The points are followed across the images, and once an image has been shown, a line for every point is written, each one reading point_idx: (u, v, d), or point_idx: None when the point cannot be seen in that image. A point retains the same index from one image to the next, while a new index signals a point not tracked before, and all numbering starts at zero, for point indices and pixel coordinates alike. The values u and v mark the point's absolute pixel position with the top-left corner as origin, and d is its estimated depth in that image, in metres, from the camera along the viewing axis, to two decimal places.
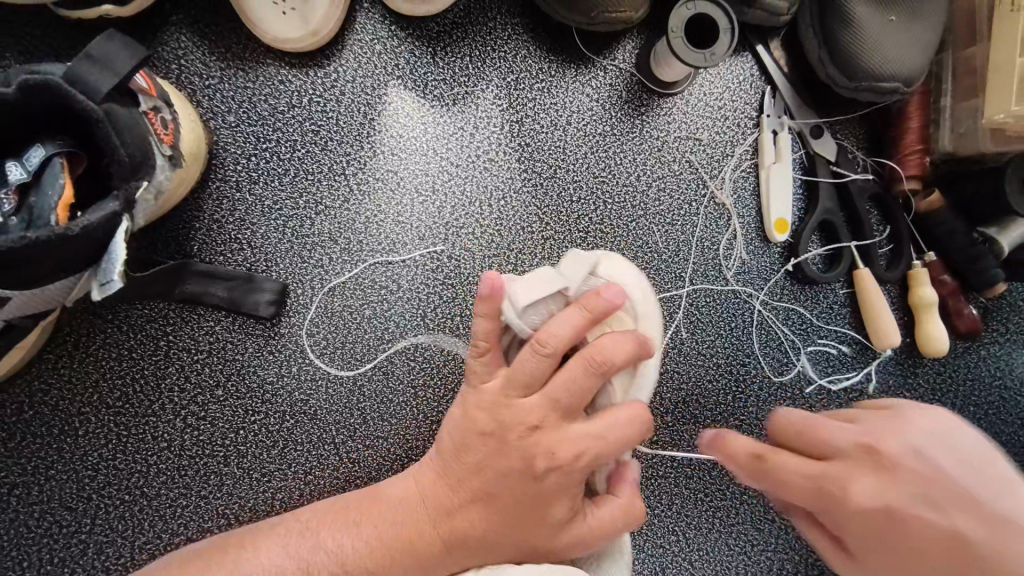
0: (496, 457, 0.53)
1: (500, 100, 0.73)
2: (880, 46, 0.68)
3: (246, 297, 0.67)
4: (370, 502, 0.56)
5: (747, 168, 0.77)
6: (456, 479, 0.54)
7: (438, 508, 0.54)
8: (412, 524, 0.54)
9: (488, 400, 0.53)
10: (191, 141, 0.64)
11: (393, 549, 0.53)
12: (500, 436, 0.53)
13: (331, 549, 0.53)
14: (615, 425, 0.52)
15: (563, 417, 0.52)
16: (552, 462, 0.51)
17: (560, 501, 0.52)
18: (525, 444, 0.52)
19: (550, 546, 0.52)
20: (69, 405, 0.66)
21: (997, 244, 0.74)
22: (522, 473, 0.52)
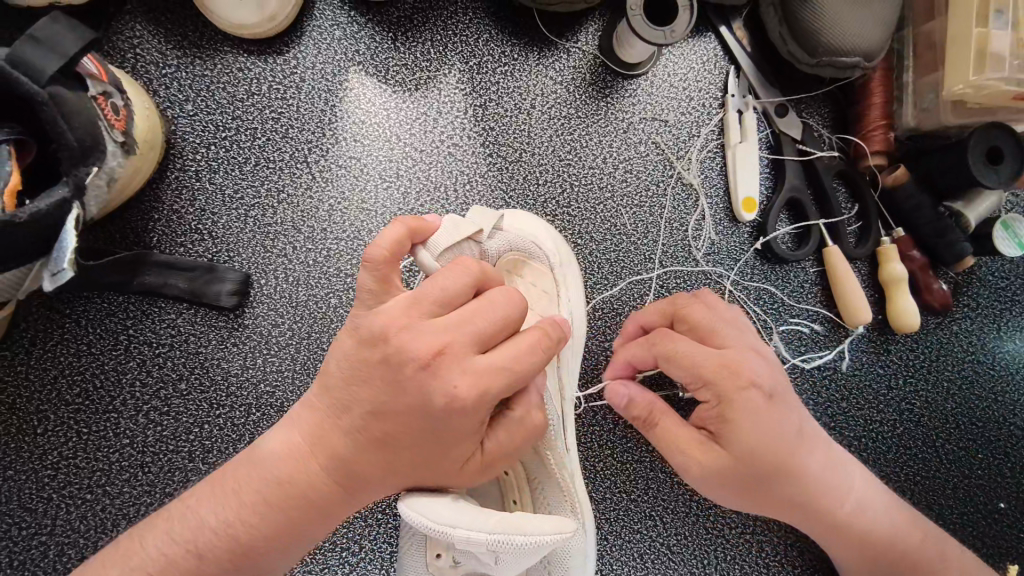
0: (388, 398, 0.47)
1: (462, 84, 0.73)
2: (839, 21, 0.69)
3: (208, 288, 0.66)
4: (248, 465, 0.52)
5: (714, 148, 0.77)
6: (342, 428, 0.49)
7: (329, 459, 0.49)
8: (302, 477, 0.50)
9: (379, 323, 0.47)
10: (145, 128, 0.63)
11: (287, 507, 0.50)
12: (389, 372, 0.47)
13: (217, 524, 0.50)
14: (520, 356, 0.46)
15: (470, 346, 0.46)
16: (449, 400, 0.45)
17: (464, 440, 0.47)
18: (416, 379, 0.46)
19: (454, 474, 0.49)
20: (27, 403, 0.64)
21: (964, 217, 0.75)
22: (416, 414, 0.46)
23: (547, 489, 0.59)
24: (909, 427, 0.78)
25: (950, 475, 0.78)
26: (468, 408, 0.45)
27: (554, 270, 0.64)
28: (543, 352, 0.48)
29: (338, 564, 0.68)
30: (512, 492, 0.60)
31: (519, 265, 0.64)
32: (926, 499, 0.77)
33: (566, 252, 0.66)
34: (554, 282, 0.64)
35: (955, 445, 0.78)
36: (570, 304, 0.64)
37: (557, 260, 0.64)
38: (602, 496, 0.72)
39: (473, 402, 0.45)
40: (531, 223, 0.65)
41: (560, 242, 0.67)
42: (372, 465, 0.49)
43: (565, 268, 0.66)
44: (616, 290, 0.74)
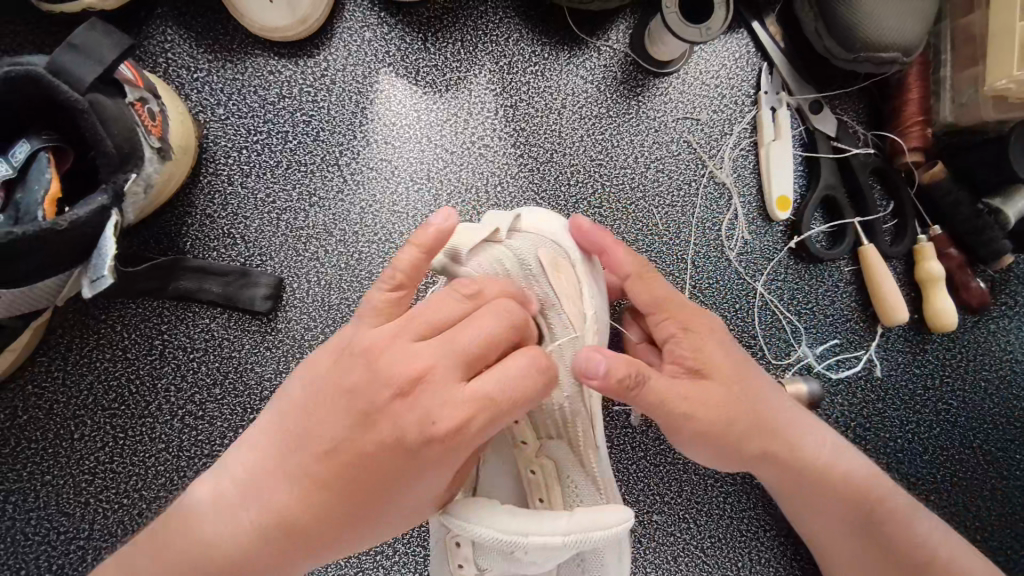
0: (364, 426, 0.45)
1: (493, 84, 0.72)
2: (879, 16, 0.67)
3: (241, 292, 0.66)
4: (212, 485, 0.50)
5: (746, 146, 0.76)
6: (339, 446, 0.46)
7: (291, 482, 0.47)
8: (263, 504, 0.48)
9: (369, 342, 0.46)
10: (179, 133, 0.62)
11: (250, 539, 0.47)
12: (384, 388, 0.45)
13: (182, 547, 0.49)
14: (513, 380, 0.44)
15: (460, 372, 0.45)
16: (430, 431, 0.44)
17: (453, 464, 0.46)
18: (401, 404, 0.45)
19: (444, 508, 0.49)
20: (64, 408, 0.65)
21: (1003, 214, 0.73)
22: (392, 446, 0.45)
23: (576, 478, 0.57)
24: (945, 428, 0.77)
25: (988, 477, 0.77)
26: (461, 441, 0.44)
27: (579, 269, 0.59)
28: (544, 367, 0.46)
29: (373, 568, 0.68)
30: (538, 492, 0.57)
31: (552, 263, 0.58)
32: (964, 500, 0.76)
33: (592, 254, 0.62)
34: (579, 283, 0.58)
35: (992, 446, 0.77)
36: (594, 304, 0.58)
37: (580, 259, 0.59)
38: (636, 499, 0.72)
39: (455, 434, 0.44)
40: (552, 224, 0.60)
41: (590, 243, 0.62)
42: (339, 497, 0.46)
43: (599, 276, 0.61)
44: None
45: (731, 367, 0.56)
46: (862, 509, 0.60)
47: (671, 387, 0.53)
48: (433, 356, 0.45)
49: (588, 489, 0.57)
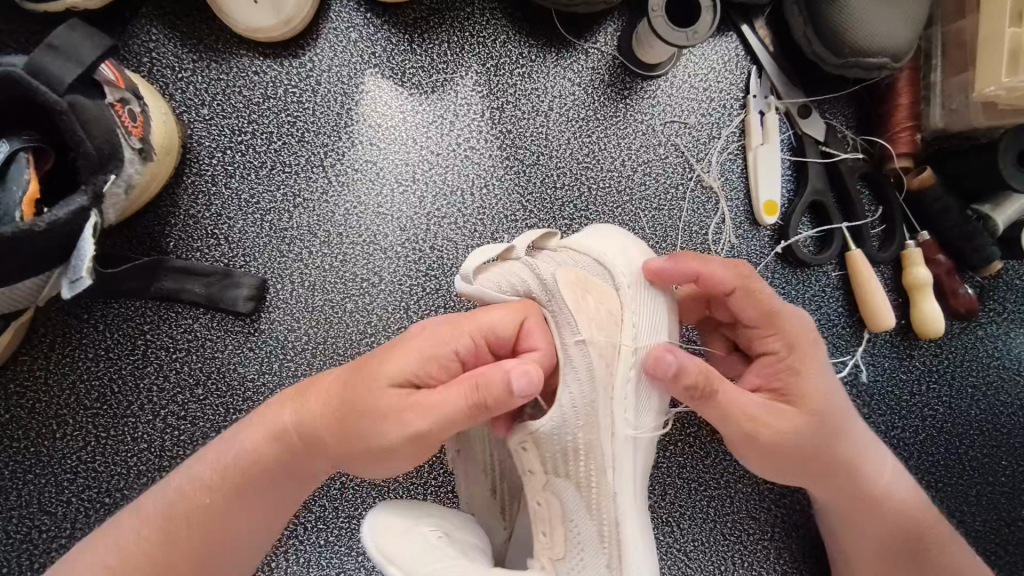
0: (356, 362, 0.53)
1: (480, 86, 0.72)
2: (867, 22, 0.67)
3: (224, 293, 0.66)
4: (217, 447, 0.55)
5: (734, 150, 0.75)
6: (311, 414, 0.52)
7: (282, 420, 0.53)
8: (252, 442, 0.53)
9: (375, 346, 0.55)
10: (161, 133, 0.62)
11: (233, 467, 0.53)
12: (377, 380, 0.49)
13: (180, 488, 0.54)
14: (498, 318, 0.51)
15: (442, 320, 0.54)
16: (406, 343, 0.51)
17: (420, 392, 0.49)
18: (390, 397, 0.48)
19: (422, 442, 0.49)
20: (47, 408, 0.65)
21: (992, 220, 0.73)
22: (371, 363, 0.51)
23: (584, 531, 0.54)
24: (931, 434, 0.77)
25: (973, 483, 0.77)
26: (432, 352, 0.50)
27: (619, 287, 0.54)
28: (508, 312, 0.52)
29: (354, 569, 0.68)
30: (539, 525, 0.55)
31: (585, 282, 0.54)
32: (947, 506, 0.76)
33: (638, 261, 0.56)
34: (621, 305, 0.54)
35: (978, 452, 0.77)
36: (636, 324, 0.53)
37: (625, 281, 0.54)
38: None
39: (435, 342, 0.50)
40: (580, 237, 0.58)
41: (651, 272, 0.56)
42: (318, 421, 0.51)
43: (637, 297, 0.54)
44: None
45: (818, 402, 0.56)
46: (905, 534, 0.63)
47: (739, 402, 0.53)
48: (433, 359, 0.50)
49: (594, 549, 0.54)
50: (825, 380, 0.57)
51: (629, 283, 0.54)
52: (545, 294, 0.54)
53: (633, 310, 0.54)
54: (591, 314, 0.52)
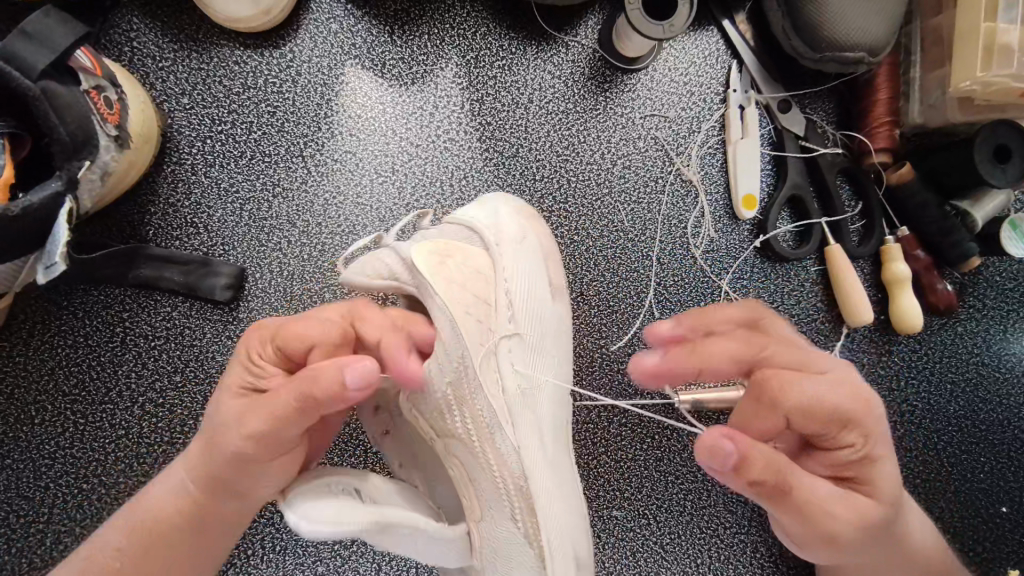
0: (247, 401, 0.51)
1: (460, 78, 0.72)
2: (843, 16, 0.67)
3: (202, 281, 0.66)
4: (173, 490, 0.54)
5: (714, 143, 0.76)
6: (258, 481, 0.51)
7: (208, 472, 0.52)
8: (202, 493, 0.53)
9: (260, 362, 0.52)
10: (140, 122, 0.62)
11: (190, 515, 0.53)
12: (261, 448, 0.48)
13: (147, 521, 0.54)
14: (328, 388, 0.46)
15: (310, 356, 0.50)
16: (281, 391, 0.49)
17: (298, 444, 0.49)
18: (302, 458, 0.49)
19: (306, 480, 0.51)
20: (26, 393, 0.65)
21: (970, 216, 0.73)
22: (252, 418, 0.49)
23: (495, 506, 0.54)
24: (910, 430, 0.77)
25: (952, 479, 0.77)
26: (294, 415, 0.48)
27: (488, 250, 0.58)
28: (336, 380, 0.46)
29: (330, 558, 0.68)
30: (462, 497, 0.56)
31: (451, 249, 0.57)
32: (926, 502, 0.76)
33: (512, 228, 0.60)
34: (492, 265, 0.58)
35: (957, 448, 0.77)
36: (507, 282, 0.57)
37: (493, 240, 0.58)
38: (596, 494, 0.72)
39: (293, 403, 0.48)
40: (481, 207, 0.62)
41: (524, 231, 0.61)
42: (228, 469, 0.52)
43: (510, 255, 0.58)
44: (613, 287, 0.73)
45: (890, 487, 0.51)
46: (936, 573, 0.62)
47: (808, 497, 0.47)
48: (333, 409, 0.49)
49: (506, 523, 0.54)
50: (896, 464, 0.51)
51: (500, 240, 0.59)
52: (407, 277, 0.57)
53: (503, 267, 0.57)
54: (458, 277, 0.56)
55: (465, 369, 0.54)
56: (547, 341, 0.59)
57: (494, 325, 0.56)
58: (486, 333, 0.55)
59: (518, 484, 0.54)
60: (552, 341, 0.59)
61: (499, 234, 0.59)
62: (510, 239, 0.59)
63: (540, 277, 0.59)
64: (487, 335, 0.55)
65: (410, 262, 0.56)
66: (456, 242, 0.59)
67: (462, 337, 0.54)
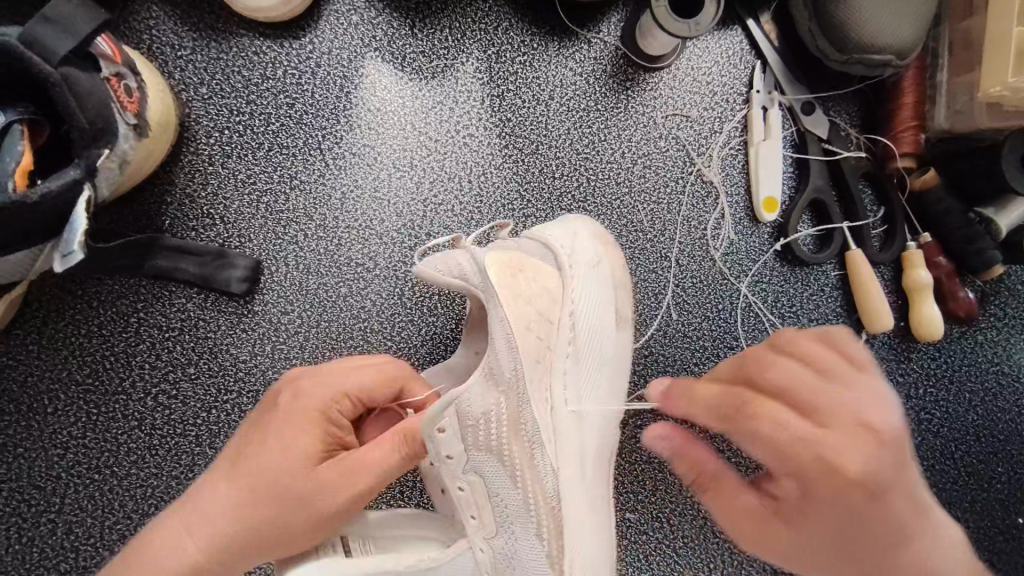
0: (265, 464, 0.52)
1: (480, 74, 0.71)
2: (872, 18, 0.66)
3: (218, 273, 0.66)
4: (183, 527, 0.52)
5: (736, 145, 0.75)
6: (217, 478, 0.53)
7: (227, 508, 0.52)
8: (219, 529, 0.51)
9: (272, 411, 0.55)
10: (159, 111, 0.62)
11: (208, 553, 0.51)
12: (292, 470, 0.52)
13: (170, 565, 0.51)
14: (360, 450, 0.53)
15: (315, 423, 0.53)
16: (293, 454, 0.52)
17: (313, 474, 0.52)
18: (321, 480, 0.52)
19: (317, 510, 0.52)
20: (38, 382, 0.65)
21: (995, 223, 0.71)
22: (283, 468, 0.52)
23: (520, 528, 0.57)
24: (927, 438, 0.76)
25: (970, 489, 0.76)
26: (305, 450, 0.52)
27: (562, 270, 0.59)
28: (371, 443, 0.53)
29: None
30: (467, 508, 0.57)
31: (521, 264, 0.58)
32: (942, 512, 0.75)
33: (585, 251, 0.60)
34: (561, 285, 0.58)
35: (974, 458, 0.76)
36: (573, 307, 0.58)
37: (567, 261, 0.59)
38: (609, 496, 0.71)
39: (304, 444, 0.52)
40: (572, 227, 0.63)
41: (599, 257, 0.61)
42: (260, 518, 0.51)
43: (577, 278, 0.59)
44: (631, 288, 0.73)
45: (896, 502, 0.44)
46: None
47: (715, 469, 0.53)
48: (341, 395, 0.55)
49: None
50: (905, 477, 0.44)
51: (572, 262, 0.59)
52: (479, 282, 0.57)
53: (573, 289, 0.58)
54: (524, 292, 0.56)
55: (519, 382, 0.56)
56: (601, 373, 0.59)
57: (554, 344, 0.57)
58: (542, 349, 0.56)
59: (553, 507, 0.56)
60: (607, 369, 0.60)
61: (574, 254, 0.60)
62: (584, 263, 0.59)
63: (607, 307, 0.60)
64: (544, 352, 0.56)
65: (486, 267, 0.56)
66: (529, 255, 0.59)
67: (520, 353, 0.55)
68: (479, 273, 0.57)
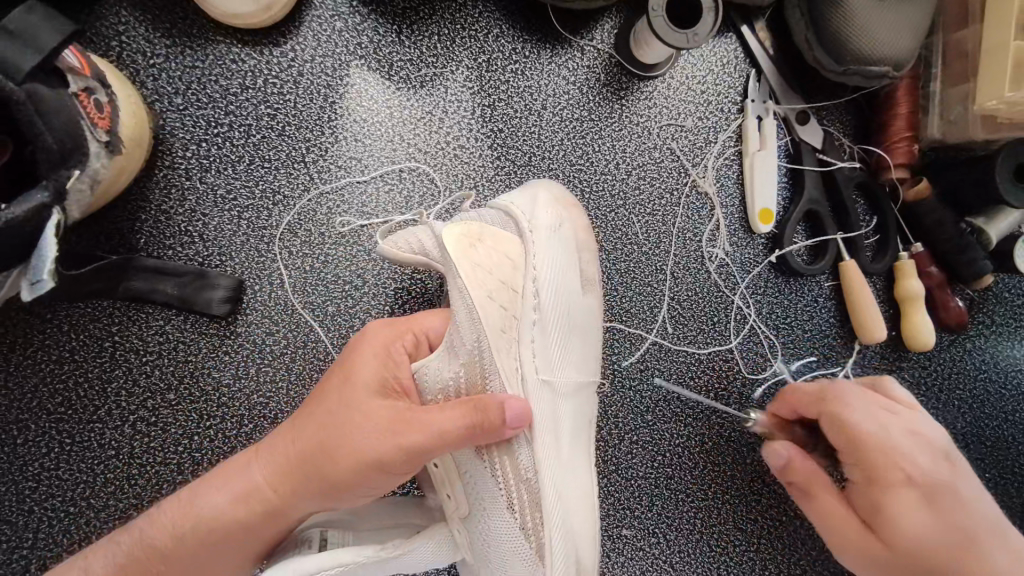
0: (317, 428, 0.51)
1: (471, 82, 0.69)
2: (869, 28, 0.65)
3: (198, 294, 0.63)
4: (226, 481, 0.51)
5: (731, 155, 0.74)
6: (248, 462, 0.52)
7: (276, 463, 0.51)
8: (253, 487, 0.50)
9: (331, 383, 0.54)
10: (131, 125, 0.58)
11: (250, 507, 0.50)
12: (350, 425, 0.50)
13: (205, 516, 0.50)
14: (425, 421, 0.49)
15: (382, 390, 0.52)
16: (344, 421, 0.50)
17: (376, 433, 0.49)
18: (379, 451, 0.48)
19: (373, 470, 0.49)
20: (6, 412, 0.61)
21: (985, 234, 0.72)
22: (335, 426, 0.50)
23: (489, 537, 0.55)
24: None
25: None
26: (367, 418, 0.50)
27: (523, 236, 0.57)
28: (443, 416, 0.49)
29: None
30: (443, 487, 0.55)
31: (482, 231, 0.56)
32: None
33: (547, 216, 0.58)
34: (522, 252, 0.56)
35: None
36: (536, 273, 0.56)
37: (527, 226, 0.57)
38: (606, 513, 0.70)
39: (363, 417, 0.50)
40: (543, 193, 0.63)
41: (559, 219, 0.59)
42: (311, 474, 0.49)
43: (538, 242, 0.57)
44: (626, 301, 0.71)
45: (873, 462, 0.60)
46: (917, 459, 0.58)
47: (866, 430, 0.58)
48: (391, 384, 0.52)
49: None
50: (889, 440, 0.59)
51: (533, 226, 0.57)
52: (438, 254, 0.56)
53: (535, 254, 0.56)
54: (484, 262, 0.54)
55: (482, 350, 0.53)
56: (569, 340, 0.57)
57: (519, 312, 0.55)
58: (508, 321, 0.54)
59: (526, 478, 0.52)
60: (574, 337, 0.58)
61: (534, 219, 0.58)
62: (545, 227, 0.57)
63: (571, 270, 0.58)
64: (509, 323, 0.54)
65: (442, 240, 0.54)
66: (489, 225, 0.57)
67: (484, 321, 0.53)
68: (434, 243, 0.56)
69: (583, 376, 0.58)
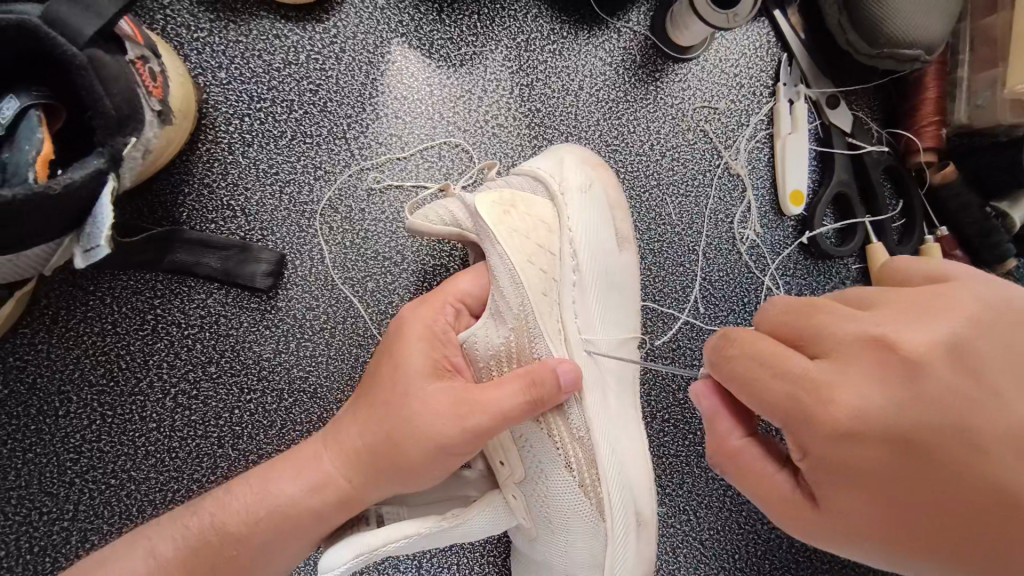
0: (380, 416, 0.51)
1: (509, 61, 0.70)
2: (903, 13, 0.66)
3: (241, 268, 0.63)
4: (295, 474, 0.52)
5: (762, 138, 0.75)
6: (316, 453, 0.53)
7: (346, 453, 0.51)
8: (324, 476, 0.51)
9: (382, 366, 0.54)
10: (180, 95, 0.59)
11: (326, 496, 0.51)
12: (413, 409, 0.50)
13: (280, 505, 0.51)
14: (489, 397, 0.50)
15: (438, 372, 0.52)
16: (407, 407, 0.50)
17: (443, 418, 0.49)
18: (449, 431, 0.49)
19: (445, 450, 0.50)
20: (48, 383, 0.61)
21: (1009, 218, 0.73)
22: (398, 413, 0.50)
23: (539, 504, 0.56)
24: None
25: None
26: (430, 403, 0.50)
27: (555, 197, 0.57)
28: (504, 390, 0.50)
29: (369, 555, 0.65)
30: (498, 454, 0.56)
31: (514, 197, 0.57)
32: None
33: (579, 176, 0.58)
34: (556, 214, 0.57)
35: None
36: (571, 231, 0.56)
37: (558, 188, 0.57)
38: None
39: (423, 402, 0.50)
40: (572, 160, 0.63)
41: (590, 179, 0.59)
42: (382, 460, 0.50)
43: (571, 202, 0.57)
44: (659, 281, 0.72)
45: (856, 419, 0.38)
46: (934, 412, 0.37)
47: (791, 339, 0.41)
48: (443, 362, 0.53)
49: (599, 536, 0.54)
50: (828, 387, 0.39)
51: (564, 188, 0.57)
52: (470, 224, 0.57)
53: (569, 216, 0.56)
54: (520, 227, 0.55)
55: (528, 314, 0.54)
56: (611, 299, 0.57)
57: (559, 276, 0.55)
58: (547, 283, 0.55)
59: (580, 438, 0.54)
60: (615, 293, 0.58)
61: (564, 181, 0.58)
62: (576, 188, 0.57)
63: (605, 228, 0.58)
64: (550, 286, 0.55)
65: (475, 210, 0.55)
66: (520, 190, 0.58)
67: (526, 287, 0.54)
68: (466, 214, 0.57)
69: (626, 332, 0.59)
